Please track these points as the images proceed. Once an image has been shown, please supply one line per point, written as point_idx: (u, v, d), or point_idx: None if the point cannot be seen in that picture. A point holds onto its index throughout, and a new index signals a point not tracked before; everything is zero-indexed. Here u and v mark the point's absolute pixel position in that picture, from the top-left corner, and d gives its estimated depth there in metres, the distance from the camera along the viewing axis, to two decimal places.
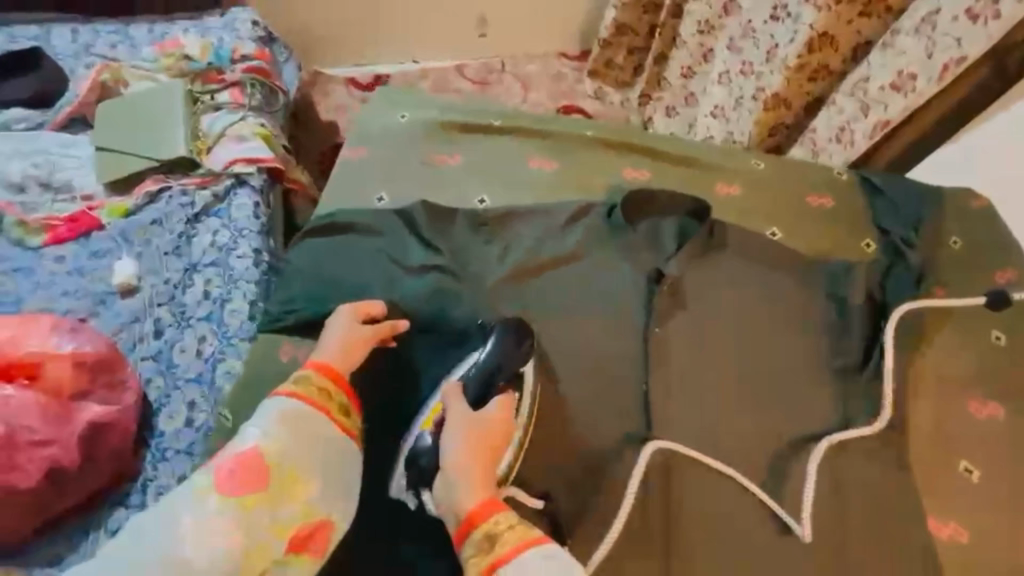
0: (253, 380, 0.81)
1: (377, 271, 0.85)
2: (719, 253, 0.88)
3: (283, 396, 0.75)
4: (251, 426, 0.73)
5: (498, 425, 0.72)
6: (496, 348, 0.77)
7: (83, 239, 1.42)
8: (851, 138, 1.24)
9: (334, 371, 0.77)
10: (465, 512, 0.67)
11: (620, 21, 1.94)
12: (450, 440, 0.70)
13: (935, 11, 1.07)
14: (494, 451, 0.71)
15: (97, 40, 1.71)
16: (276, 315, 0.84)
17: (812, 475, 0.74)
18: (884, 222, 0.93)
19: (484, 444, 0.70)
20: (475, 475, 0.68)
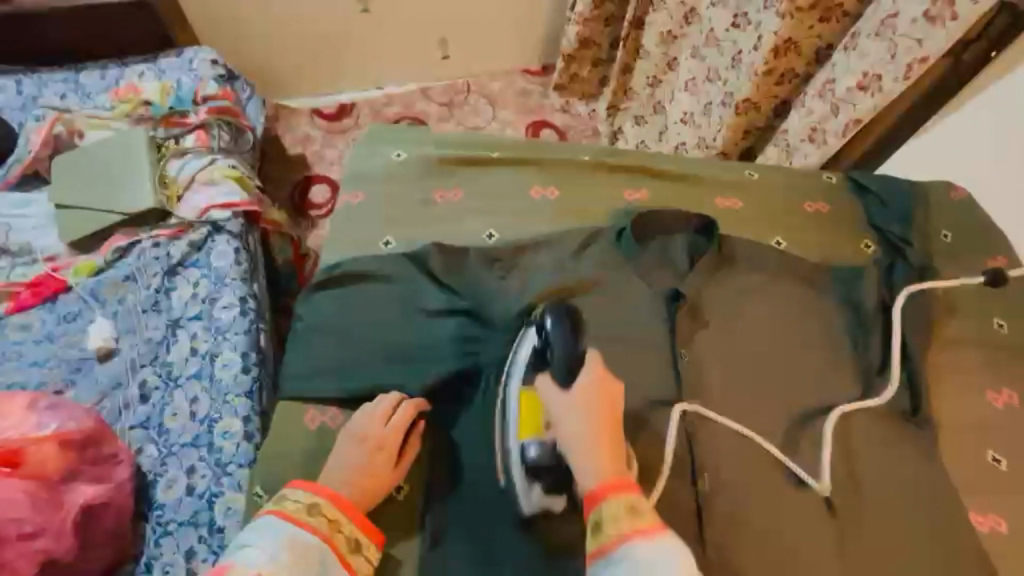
0: (277, 454, 0.77)
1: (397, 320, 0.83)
2: (729, 267, 0.89)
3: (293, 520, 0.67)
4: (254, 551, 0.64)
5: (602, 389, 0.69)
6: (553, 339, 0.70)
7: (49, 303, 1.33)
8: (824, 138, 1.30)
9: (336, 495, 0.70)
10: (597, 487, 0.64)
11: (583, 36, 1.95)
12: (563, 428, 0.67)
13: (894, 15, 1.10)
14: (614, 413, 0.68)
15: (44, 90, 1.62)
16: (297, 381, 0.80)
17: (829, 440, 0.77)
18: (877, 221, 0.96)
19: (599, 412, 0.67)
20: (601, 439, 0.65)
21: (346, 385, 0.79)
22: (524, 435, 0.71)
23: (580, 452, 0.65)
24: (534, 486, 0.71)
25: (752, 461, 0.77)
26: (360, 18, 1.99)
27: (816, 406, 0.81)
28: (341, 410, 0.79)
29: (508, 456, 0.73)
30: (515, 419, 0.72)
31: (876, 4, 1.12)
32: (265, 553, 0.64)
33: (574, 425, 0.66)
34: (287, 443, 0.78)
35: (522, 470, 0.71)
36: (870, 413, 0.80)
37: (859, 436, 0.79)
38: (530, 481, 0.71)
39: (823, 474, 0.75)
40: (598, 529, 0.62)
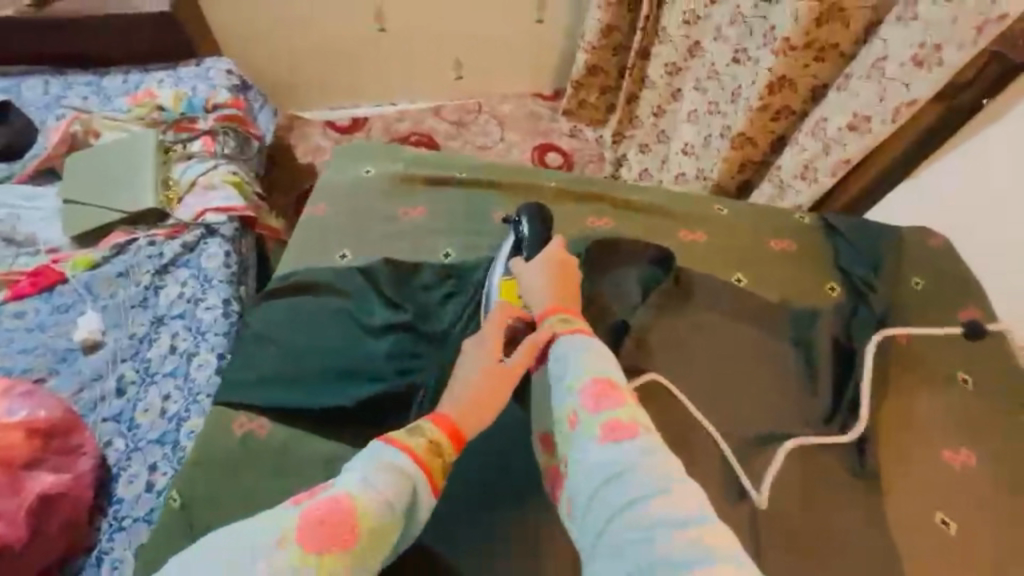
0: (204, 459, 0.77)
1: (337, 332, 0.84)
2: (687, 301, 0.89)
3: (395, 444, 0.64)
4: (351, 471, 0.62)
5: (563, 255, 0.82)
6: (527, 234, 0.87)
7: (45, 293, 1.38)
8: (815, 176, 1.28)
9: (449, 423, 0.68)
10: (546, 307, 0.75)
11: (591, 63, 1.97)
12: (527, 279, 0.79)
13: (884, 58, 1.09)
14: (572, 272, 0.80)
15: (69, 92, 1.71)
16: (233, 387, 0.81)
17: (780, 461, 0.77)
18: (845, 264, 0.95)
19: (559, 266, 0.79)
20: (556, 275, 0.77)
21: (281, 394, 0.80)
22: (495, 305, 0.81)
23: (538, 287, 0.77)
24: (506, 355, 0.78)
25: (698, 466, 0.76)
26: (376, 36, 2.06)
27: (764, 454, 0.78)
28: (267, 420, 0.79)
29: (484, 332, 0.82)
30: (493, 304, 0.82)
31: (868, 46, 1.12)
32: (360, 477, 0.61)
33: (536, 272, 0.79)
34: (218, 446, 0.78)
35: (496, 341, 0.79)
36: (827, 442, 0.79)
37: (815, 459, 0.78)
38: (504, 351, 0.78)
39: (763, 485, 0.75)
40: (546, 328, 0.73)
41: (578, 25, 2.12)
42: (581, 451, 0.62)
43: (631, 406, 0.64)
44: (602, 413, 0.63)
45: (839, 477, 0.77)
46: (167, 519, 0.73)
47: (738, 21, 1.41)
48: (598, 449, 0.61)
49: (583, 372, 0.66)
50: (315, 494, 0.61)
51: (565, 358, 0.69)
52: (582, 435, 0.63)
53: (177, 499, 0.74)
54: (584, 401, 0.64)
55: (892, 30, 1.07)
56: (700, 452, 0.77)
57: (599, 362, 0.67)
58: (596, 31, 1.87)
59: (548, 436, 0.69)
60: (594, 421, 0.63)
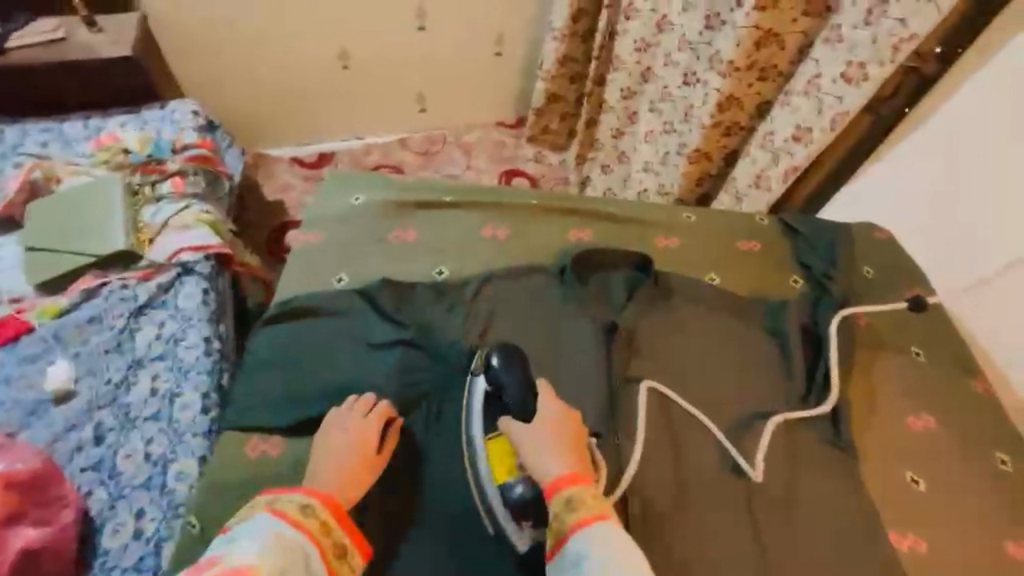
0: (221, 482, 0.80)
1: (342, 350, 0.89)
2: (670, 301, 0.96)
3: (285, 519, 0.69)
4: (243, 543, 0.65)
5: (560, 409, 0.77)
6: (508, 381, 0.79)
7: (10, 345, 1.33)
8: (769, 184, 1.40)
9: (335, 501, 0.73)
10: (555, 478, 0.71)
11: (550, 91, 2.07)
12: (528, 450, 0.74)
13: (818, 75, 1.21)
14: (574, 435, 0.76)
15: (26, 139, 1.67)
16: (245, 413, 0.84)
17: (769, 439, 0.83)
18: (805, 259, 1.04)
19: (560, 430, 0.75)
20: (560, 445, 0.73)
21: (297, 413, 0.84)
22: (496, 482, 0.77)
23: (542, 459, 0.73)
24: (523, 525, 0.75)
25: (693, 447, 0.83)
26: (340, 74, 2.09)
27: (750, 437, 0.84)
28: (281, 440, 0.83)
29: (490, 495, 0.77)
30: (488, 468, 0.78)
31: (803, 66, 1.24)
32: (255, 544, 0.65)
33: (540, 449, 0.73)
34: (233, 473, 0.81)
35: (506, 510, 0.76)
36: (807, 418, 0.87)
37: (799, 436, 0.85)
38: (519, 521, 0.75)
39: (757, 462, 0.81)
40: (556, 516, 0.69)
41: (536, 56, 2.22)
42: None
43: None
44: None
45: (821, 450, 0.84)
46: (186, 547, 0.76)
47: (685, 47, 1.51)
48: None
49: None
50: (211, 566, 0.63)
51: (587, 567, 0.65)
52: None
53: (195, 525, 0.77)
54: None
55: (821, 51, 1.19)
56: (694, 433, 0.84)
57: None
58: (553, 61, 1.97)
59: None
60: None
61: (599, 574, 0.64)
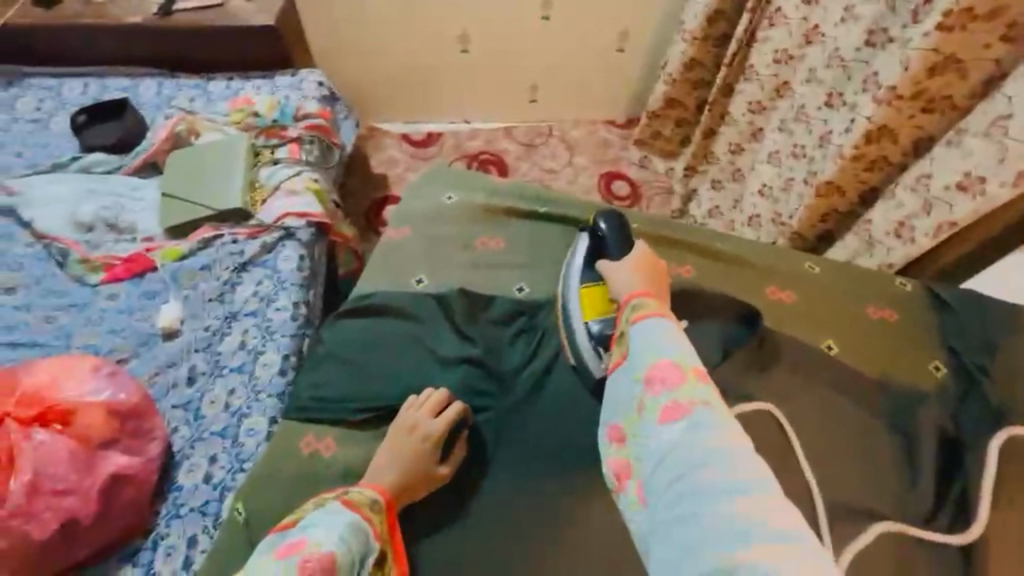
0: (267, 474, 0.83)
1: (414, 355, 0.90)
2: (773, 362, 0.87)
3: (359, 511, 0.73)
4: (321, 527, 0.69)
5: (649, 256, 0.86)
6: (608, 234, 0.89)
7: (137, 278, 1.49)
8: (911, 235, 1.20)
9: (389, 498, 0.77)
10: (630, 294, 0.81)
11: (669, 96, 1.93)
12: (613, 279, 0.84)
13: (1007, 116, 1.00)
14: (656, 275, 0.84)
15: (177, 93, 1.84)
16: (307, 402, 0.87)
17: (868, 541, 0.74)
18: (952, 342, 0.90)
19: (644, 265, 0.84)
20: (640, 275, 0.82)
21: (360, 410, 0.86)
22: (583, 315, 0.87)
23: (623, 286, 0.83)
24: (600, 353, 0.84)
25: None
26: (458, 57, 2.09)
27: (848, 544, 0.74)
28: (333, 442, 0.84)
29: (577, 344, 0.87)
30: (579, 306, 0.88)
31: (988, 102, 1.03)
32: (338, 534, 0.68)
33: (621, 276, 0.83)
34: (288, 463, 0.83)
35: (589, 341, 0.85)
36: (930, 543, 0.75)
37: (914, 563, 0.74)
38: (598, 353, 0.85)
39: (842, 555, 0.73)
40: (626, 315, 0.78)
41: (660, 55, 2.07)
42: (644, 435, 0.66)
43: (691, 388, 0.65)
44: (663, 397, 0.66)
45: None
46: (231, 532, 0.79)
47: (835, 64, 1.32)
48: (663, 435, 0.64)
49: (644, 359, 0.71)
50: (298, 548, 0.67)
51: (634, 349, 0.73)
52: (644, 423, 0.67)
53: (241, 513, 0.81)
54: (651, 390, 0.68)
55: (1019, 87, 0.98)
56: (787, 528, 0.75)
57: (662, 348, 0.70)
58: (678, 64, 1.83)
59: (618, 432, 0.72)
60: (656, 411, 0.67)
61: (642, 352, 0.72)
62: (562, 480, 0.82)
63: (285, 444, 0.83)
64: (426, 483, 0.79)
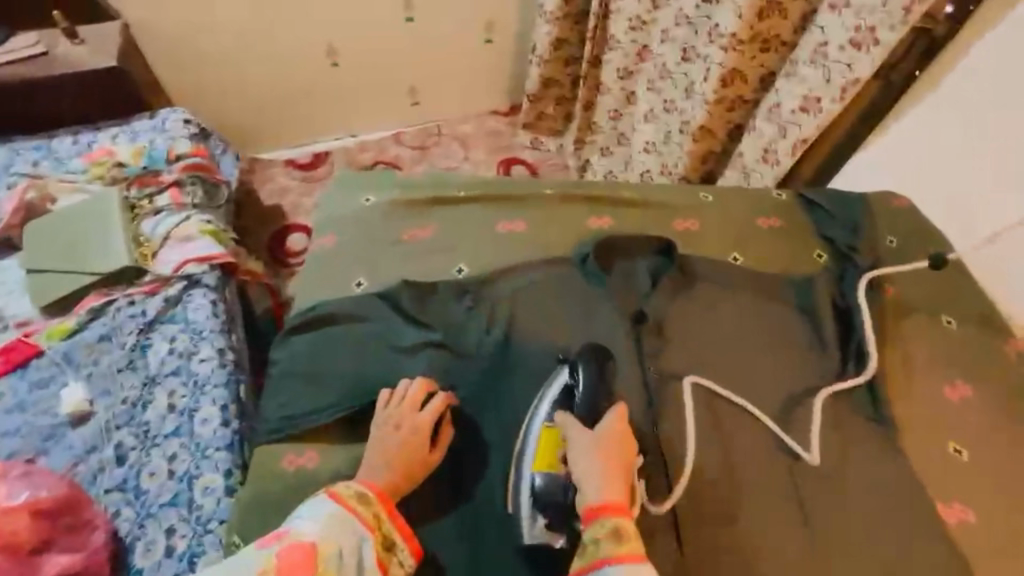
0: (254, 503, 0.80)
1: (372, 358, 0.89)
2: (694, 285, 0.98)
3: (342, 503, 0.74)
4: (307, 518, 0.73)
5: (624, 440, 0.75)
6: (582, 387, 0.79)
7: (21, 369, 1.31)
8: (775, 158, 1.38)
9: (380, 490, 0.76)
10: (595, 501, 0.71)
11: (545, 77, 2.03)
12: (576, 459, 0.73)
13: (824, 43, 1.19)
14: (626, 465, 0.73)
15: (16, 159, 1.63)
16: (275, 428, 0.85)
17: (817, 413, 0.86)
18: (827, 232, 1.06)
19: (616, 456, 0.73)
20: (612, 470, 0.72)
21: (333, 420, 0.85)
22: (532, 468, 0.77)
23: (590, 477, 0.72)
24: (538, 518, 0.75)
25: (740, 427, 0.85)
26: (330, 72, 2.05)
27: (792, 416, 0.87)
28: (318, 453, 0.83)
29: (519, 485, 0.78)
30: (533, 451, 0.78)
31: (808, 34, 1.21)
32: (315, 527, 0.72)
33: (591, 463, 0.72)
34: (270, 489, 0.81)
35: (529, 498, 0.76)
36: (853, 396, 0.89)
37: (847, 417, 0.87)
38: (537, 512, 0.76)
39: (812, 446, 0.83)
40: (591, 535, 0.69)
41: (527, 41, 2.17)
42: None
43: None
44: None
45: (869, 431, 0.86)
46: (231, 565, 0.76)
47: (683, 23, 1.47)
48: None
49: None
50: (282, 537, 0.72)
51: None
52: None
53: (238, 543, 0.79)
54: None
55: (827, 18, 1.17)
56: (742, 417, 0.86)
57: None
58: (546, 45, 1.93)
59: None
60: None
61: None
62: None
63: (264, 469, 0.81)
64: (420, 471, 0.79)
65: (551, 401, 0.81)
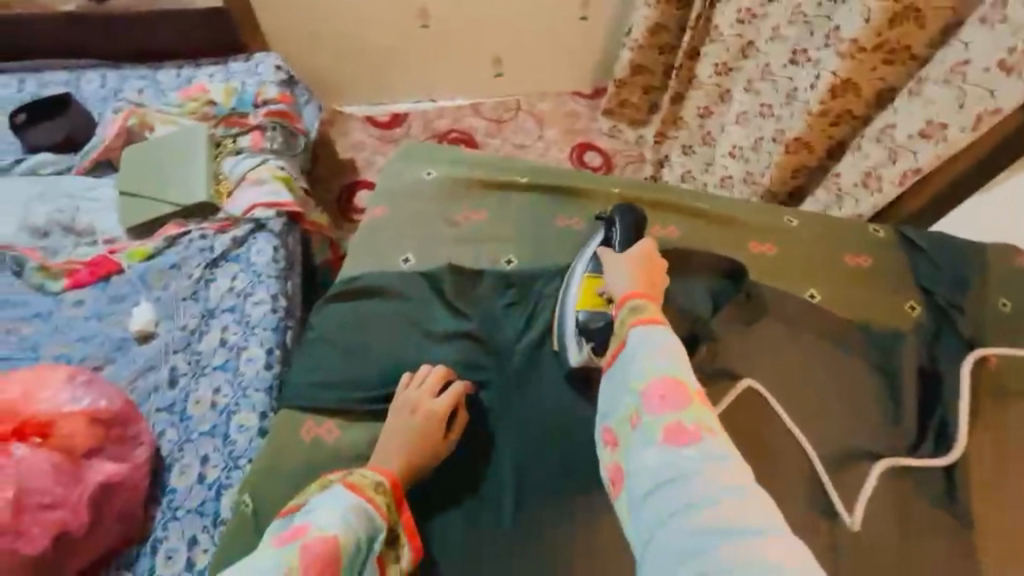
0: (275, 459, 0.83)
1: (410, 336, 0.90)
2: (760, 315, 0.90)
3: (361, 493, 0.73)
4: (326, 511, 0.69)
5: (652, 253, 0.82)
6: (614, 226, 0.88)
7: (102, 283, 1.42)
8: (878, 185, 1.24)
9: (396, 481, 0.76)
10: (619, 298, 0.78)
11: (636, 62, 1.91)
12: (607, 273, 0.82)
13: (966, 62, 1.03)
14: (653, 275, 0.79)
15: (125, 85, 1.74)
16: (304, 391, 0.87)
17: (870, 483, 0.79)
18: (927, 282, 0.94)
19: (642, 267, 0.80)
20: (634, 275, 0.78)
21: (361, 392, 0.86)
22: (574, 303, 0.86)
23: (616, 284, 0.80)
24: (582, 344, 0.83)
25: (776, 485, 0.79)
26: (419, 33, 2.03)
27: (842, 477, 0.80)
28: (336, 424, 0.85)
29: (564, 329, 0.86)
30: (574, 296, 0.86)
31: (946, 49, 1.05)
32: (338, 516, 0.68)
33: (618, 271, 0.80)
34: (290, 451, 0.83)
35: (574, 332, 0.84)
36: (918, 469, 0.80)
37: (904, 488, 0.79)
38: (581, 339, 0.83)
39: (857, 510, 0.77)
40: (617, 319, 0.75)
41: (623, 21, 2.05)
42: (638, 451, 0.62)
43: (696, 412, 0.62)
44: (665, 416, 0.63)
45: (928, 509, 0.78)
46: (240, 524, 0.80)
47: (799, 20, 1.33)
48: (657, 451, 0.60)
49: (649, 370, 0.67)
50: (300, 534, 0.66)
51: (633, 353, 0.70)
52: (642, 437, 0.63)
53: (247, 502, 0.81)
54: (651, 404, 0.64)
55: (975, 33, 1.00)
56: (784, 467, 0.80)
57: (667, 361, 0.67)
58: (642, 28, 1.81)
59: (610, 436, 0.69)
60: (654, 428, 0.63)
61: (644, 360, 0.68)
62: (565, 455, 0.83)
63: (286, 431, 0.84)
64: (431, 462, 0.80)
65: (589, 250, 0.90)
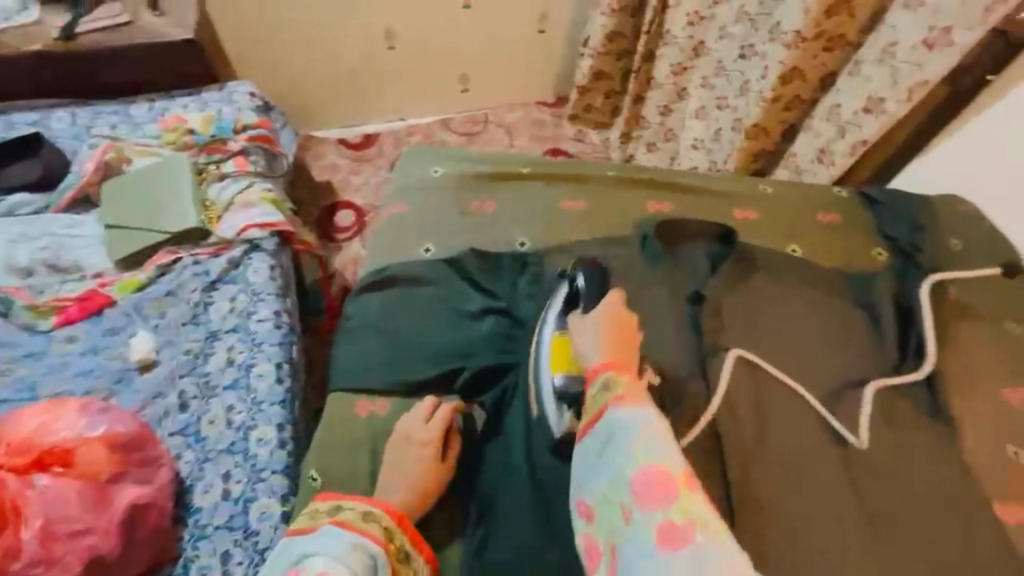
0: (331, 440, 0.89)
1: (443, 316, 0.98)
2: (751, 274, 1.01)
3: (352, 529, 0.77)
4: (317, 555, 0.73)
5: (622, 313, 0.83)
6: (582, 289, 0.88)
7: (95, 317, 1.40)
8: (832, 159, 1.36)
9: (391, 507, 0.81)
10: (596, 364, 0.78)
11: (597, 68, 2.03)
12: (580, 338, 0.82)
13: (894, 43, 1.17)
14: (625, 332, 0.81)
15: (97, 121, 1.72)
16: (353, 376, 0.93)
17: (867, 399, 0.89)
18: (888, 231, 1.07)
19: (615, 330, 0.81)
20: (606, 339, 0.80)
21: (407, 377, 0.92)
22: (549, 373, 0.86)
23: (592, 348, 0.80)
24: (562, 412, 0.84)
25: (795, 421, 0.88)
26: (385, 54, 2.10)
27: (844, 404, 0.90)
28: (387, 400, 0.92)
29: (541, 391, 0.87)
30: (548, 360, 0.87)
31: (877, 32, 1.20)
32: (328, 555, 0.72)
33: (591, 336, 0.81)
34: (346, 429, 0.90)
35: (553, 399, 0.85)
36: (904, 384, 0.91)
37: (893, 403, 0.90)
38: (559, 407, 0.85)
39: (860, 431, 0.87)
40: (596, 394, 0.76)
41: (579, 33, 2.18)
42: (630, 546, 0.65)
43: (684, 504, 0.63)
44: (653, 516, 0.64)
45: (920, 423, 0.89)
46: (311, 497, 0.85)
47: (743, 19, 1.46)
48: (650, 554, 0.62)
49: (635, 460, 0.69)
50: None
51: (617, 445, 0.71)
52: (635, 536, 0.65)
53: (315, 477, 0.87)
54: (640, 501, 0.66)
55: (900, 17, 1.15)
56: (796, 404, 0.89)
57: (649, 446, 0.69)
58: (599, 37, 1.93)
59: (587, 510, 0.73)
60: (644, 524, 0.65)
61: (628, 446, 0.70)
62: None
63: (343, 415, 0.90)
64: (430, 482, 0.84)
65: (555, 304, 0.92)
